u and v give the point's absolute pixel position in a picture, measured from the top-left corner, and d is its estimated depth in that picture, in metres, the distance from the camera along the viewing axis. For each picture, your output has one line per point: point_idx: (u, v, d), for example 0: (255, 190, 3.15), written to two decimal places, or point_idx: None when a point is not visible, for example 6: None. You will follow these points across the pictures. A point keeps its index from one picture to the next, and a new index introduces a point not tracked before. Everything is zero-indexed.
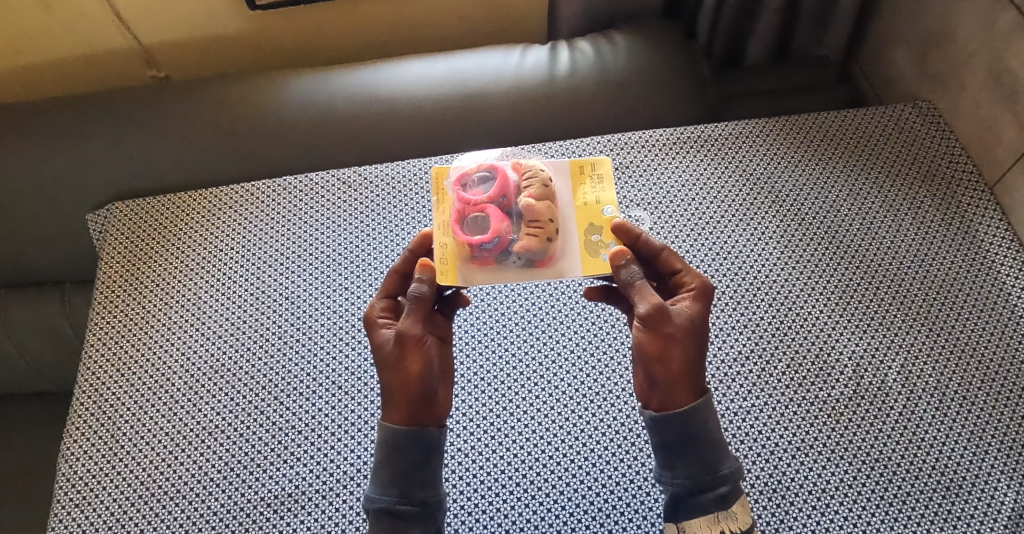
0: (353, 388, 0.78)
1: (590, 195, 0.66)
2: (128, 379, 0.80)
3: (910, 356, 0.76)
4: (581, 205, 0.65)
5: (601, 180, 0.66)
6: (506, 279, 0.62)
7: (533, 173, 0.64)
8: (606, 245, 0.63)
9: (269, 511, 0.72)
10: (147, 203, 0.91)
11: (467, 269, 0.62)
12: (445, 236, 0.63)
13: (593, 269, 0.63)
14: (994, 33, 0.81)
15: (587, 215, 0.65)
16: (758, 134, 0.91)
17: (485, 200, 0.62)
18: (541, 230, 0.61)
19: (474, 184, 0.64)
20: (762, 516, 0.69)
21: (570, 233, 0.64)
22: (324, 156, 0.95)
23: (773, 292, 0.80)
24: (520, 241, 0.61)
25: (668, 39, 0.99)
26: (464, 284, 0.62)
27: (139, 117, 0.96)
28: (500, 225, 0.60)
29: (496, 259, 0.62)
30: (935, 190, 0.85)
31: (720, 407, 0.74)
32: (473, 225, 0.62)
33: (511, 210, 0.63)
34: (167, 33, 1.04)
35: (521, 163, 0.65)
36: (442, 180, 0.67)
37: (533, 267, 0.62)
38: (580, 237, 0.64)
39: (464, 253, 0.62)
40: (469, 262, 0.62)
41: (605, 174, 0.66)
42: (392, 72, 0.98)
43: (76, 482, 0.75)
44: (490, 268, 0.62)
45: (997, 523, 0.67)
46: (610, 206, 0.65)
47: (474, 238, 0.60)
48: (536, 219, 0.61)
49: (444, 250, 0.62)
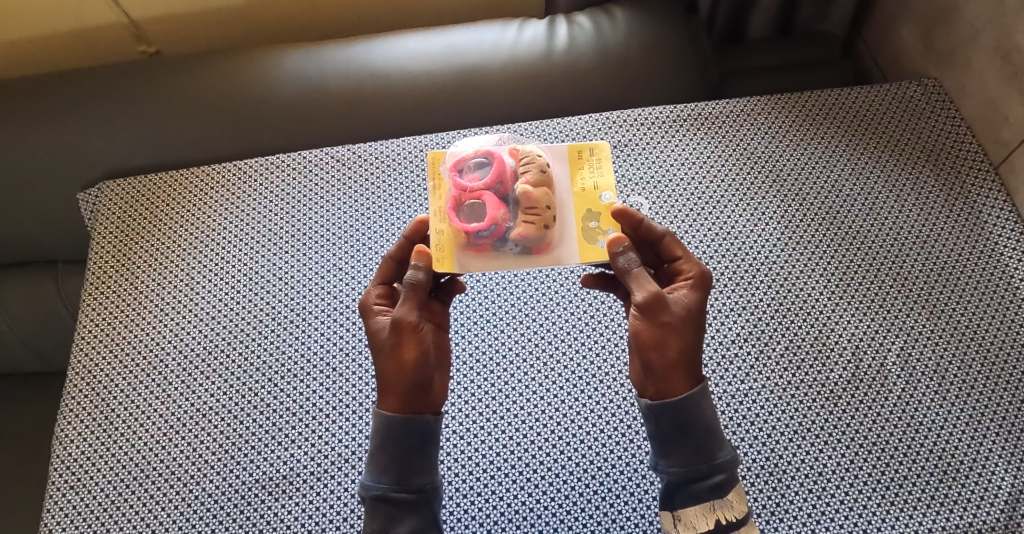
0: (350, 371, 0.77)
1: (588, 181, 0.64)
2: (121, 361, 0.80)
3: (910, 339, 0.75)
4: (579, 191, 0.64)
5: (599, 165, 0.65)
6: (503, 266, 0.61)
7: (530, 158, 0.63)
8: (605, 232, 0.62)
9: (264, 492, 0.72)
10: (138, 182, 0.90)
11: (464, 256, 0.61)
12: (442, 223, 0.62)
13: (590, 256, 0.62)
14: (1003, 9, 0.78)
15: (586, 201, 0.63)
16: (759, 113, 0.89)
17: (483, 189, 0.61)
18: (538, 217, 0.60)
19: (471, 171, 0.63)
20: (759, 498, 0.69)
21: (568, 219, 0.63)
22: (318, 135, 0.93)
23: (773, 274, 0.80)
24: (517, 229, 0.60)
25: (669, 13, 0.96)
26: (461, 271, 0.61)
27: (130, 94, 0.94)
28: (497, 212, 0.59)
29: (491, 246, 0.61)
30: (937, 172, 0.84)
31: (717, 390, 0.74)
32: (472, 213, 0.61)
33: (507, 197, 0.62)
34: (155, 7, 1.01)
35: (518, 149, 0.64)
36: (438, 164, 0.65)
37: (529, 255, 0.61)
38: (576, 222, 0.63)
39: (461, 240, 0.61)
40: (466, 249, 0.61)
41: (604, 159, 0.65)
42: (388, 48, 0.95)
43: (71, 464, 0.75)
44: (486, 255, 0.61)
45: (993, 507, 0.67)
46: (611, 193, 0.64)
47: (472, 227, 0.59)
48: (533, 205, 0.60)
49: (441, 237, 0.61)
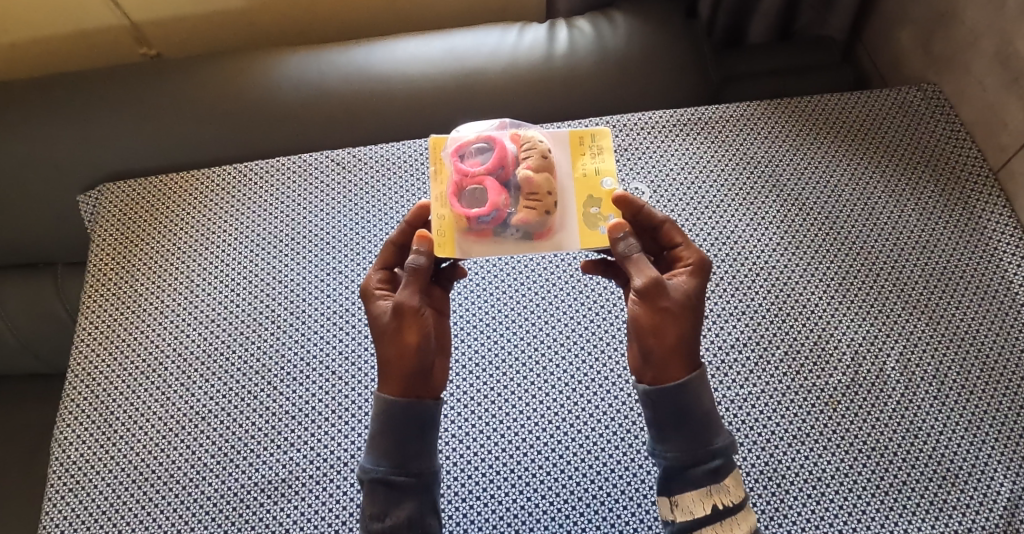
0: (348, 374, 0.77)
1: (590, 167, 0.64)
2: (121, 363, 0.80)
3: (909, 344, 0.75)
4: (581, 177, 0.64)
5: (600, 151, 0.65)
6: (504, 251, 0.62)
7: (532, 144, 0.62)
8: (605, 218, 0.62)
9: (262, 495, 0.72)
10: (139, 185, 0.90)
11: (466, 242, 0.61)
12: (443, 210, 0.62)
13: (591, 241, 0.61)
14: (1002, 15, 0.79)
15: (586, 187, 0.63)
16: (760, 118, 0.89)
17: (484, 175, 0.61)
18: (539, 203, 0.61)
19: (473, 157, 0.63)
20: (758, 503, 0.69)
21: (569, 204, 0.63)
22: (319, 138, 0.94)
23: (772, 279, 0.80)
24: (517, 214, 0.61)
25: (668, 18, 0.96)
26: (462, 256, 0.61)
27: (131, 97, 0.94)
28: (499, 198, 0.60)
29: (491, 230, 0.62)
30: (938, 178, 0.84)
31: (716, 395, 0.74)
32: (472, 199, 0.61)
33: (509, 182, 0.62)
34: (158, 10, 1.02)
35: (520, 134, 0.64)
36: (439, 150, 0.65)
37: (531, 240, 0.62)
38: (577, 207, 0.63)
39: (462, 224, 0.61)
40: (467, 234, 0.61)
41: (604, 145, 0.65)
42: (388, 51, 0.95)
43: (70, 466, 0.75)
44: (488, 240, 0.62)
45: (992, 514, 0.67)
46: (611, 179, 0.64)
47: (472, 212, 0.59)
48: (534, 191, 0.61)
49: (442, 222, 0.62)
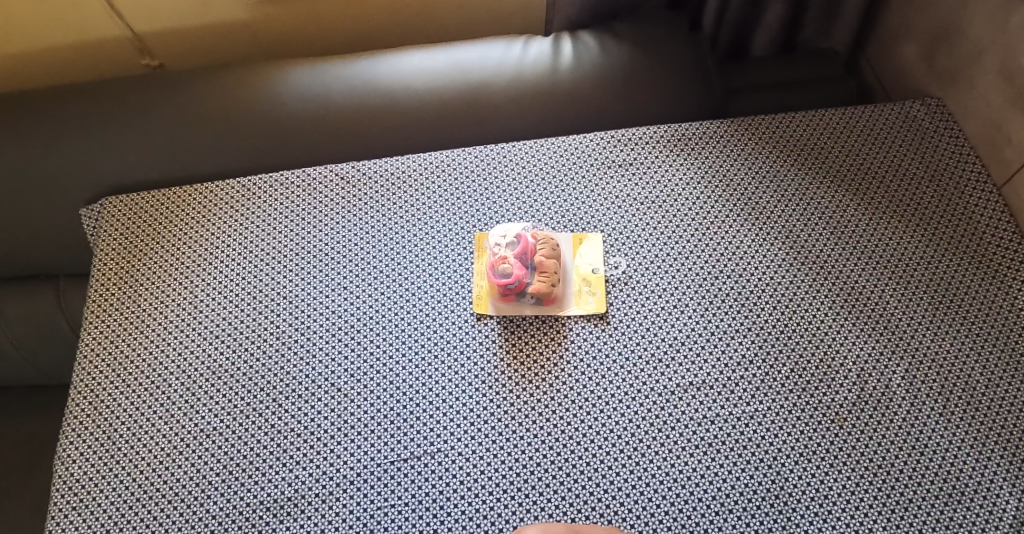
0: (353, 390, 0.77)
1: (586, 264, 0.82)
2: (124, 379, 0.80)
3: (915, 361, 0.75)
4: (578, 268, 0.82)
5: (595, 251, 0.83)
6: (523, 312, 0.80)
7: (545, 239, 0.81)
8: (595, 290, 0.80)
9: (268, 515, 0.72)
10: (143, 200, 0.90)
11: (496, 303, 0.80)
12: (481, 280, 0.82)
13: (586, 309, 0.79)
14: (1006, 32, 0.79)
15: (583, 274, 0.81)
16: (765, 133, 0.89)
17: (510, 257, 0.79)
18: (548, 279, 0.79)
19: (500, 242, 0.81)
20: (765, 522, 0.68)
21: (570, 279, 0.81)
22: (322, 151, 0.93)
23: (778, 295, 0.79)
24: (533, 284, 0.79)
25: (672, 33, 0.97)
26: (492, 314, 0.80)
27: (133, 109, 0.94)
28: (519, 273, 0.78)
29: (514, 296, 0.80)
30: (943, 194, 0.84)
31: (723, 411, 0.74)
32: (501, 274, 0.78)
33: (529, 265, 0.80)
34: (161, 22, 1.02)
35: (538, 232, 0.83)
36: (482, 242, 0.84)
37: (543, 305, 0.80)
38: (576, 285, 0.81)
39: (494, 292, 0.80)
40: (498, 298, 0.80)
41: (596, 246, 0.83)
42: (392, 65, 0.95)
43: (74, 484, 0.75)
44: (512, 303, 0.80)
45: (998, 529, 0.67)
46: (602, 269, 0.81)
47: (500, 283, 0.78)
48: (544, 269, 0.79)
49: (479, 289, 0.81)
